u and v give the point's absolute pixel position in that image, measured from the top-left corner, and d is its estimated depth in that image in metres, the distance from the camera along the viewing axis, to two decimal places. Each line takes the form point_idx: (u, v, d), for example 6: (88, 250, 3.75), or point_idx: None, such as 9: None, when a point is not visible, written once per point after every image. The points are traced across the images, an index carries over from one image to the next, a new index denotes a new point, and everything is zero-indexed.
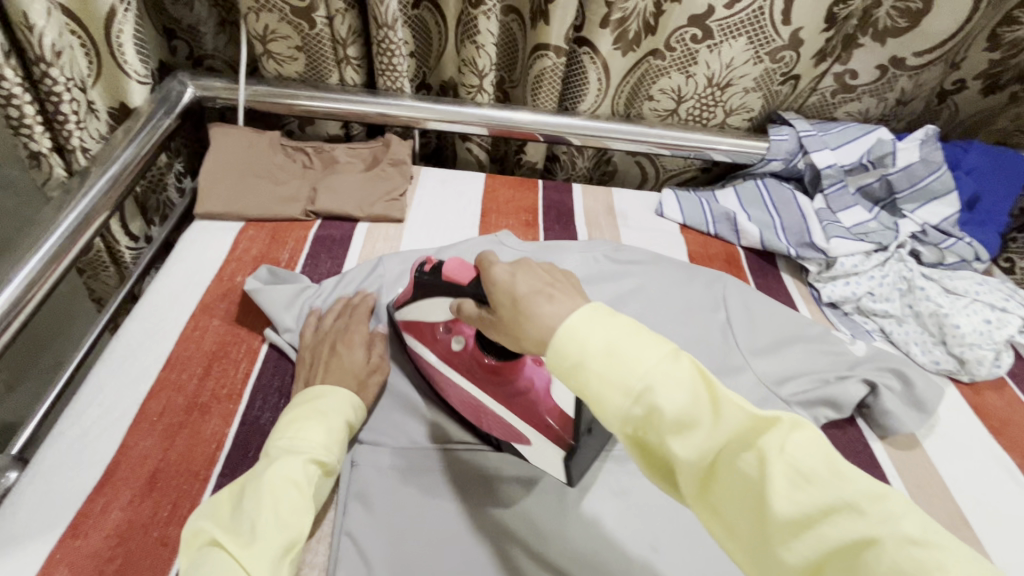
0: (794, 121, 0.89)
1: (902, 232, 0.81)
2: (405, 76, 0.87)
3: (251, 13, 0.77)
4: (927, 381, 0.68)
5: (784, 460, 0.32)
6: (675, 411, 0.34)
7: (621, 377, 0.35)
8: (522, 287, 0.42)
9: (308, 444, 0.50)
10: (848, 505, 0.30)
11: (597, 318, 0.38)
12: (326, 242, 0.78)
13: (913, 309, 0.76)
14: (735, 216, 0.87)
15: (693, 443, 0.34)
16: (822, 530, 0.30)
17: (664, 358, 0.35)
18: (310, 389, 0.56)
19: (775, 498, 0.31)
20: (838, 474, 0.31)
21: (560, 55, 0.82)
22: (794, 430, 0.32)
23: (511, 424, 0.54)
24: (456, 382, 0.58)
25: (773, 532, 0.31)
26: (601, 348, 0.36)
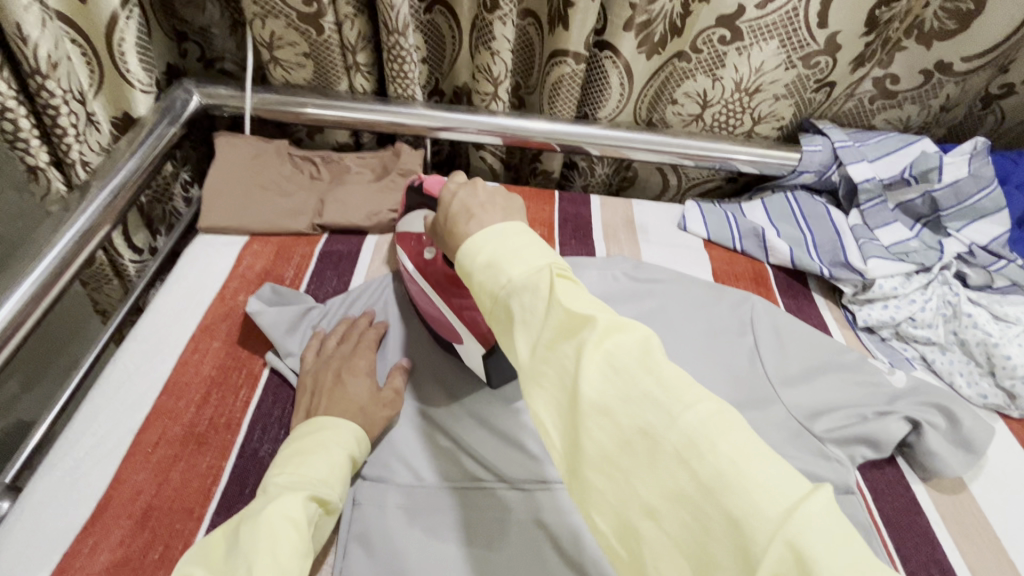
0: (829, 130, 0.84)
1: (946, 253, 0.75)
2: (417, 83, 0.83)
3: (257, 19, 0.74)
4: (976, 419, 0.62)
5: (600, 355, 0.34)
6: (521, 309, 0.37)
7: (490, 282, 0.39)
8: (458, 203, 0.47)
9: (307, 480, 0.47)
10: (649, 398, 0.33)
11: (491, 230, 0.41)
12: (334, 257, 0.74)
13: (958, 336, 0.71)
14: (763, 232, 0.82)
15: (530, 336, 0.37)
16: (620, 415, 0.33)
17: (528, 265, 0.38)
18: (312, 420, 0.53)
19: (583, 384, 0.33)
20: (647, 369, 0.33)
21: (580, 62, 0.78)
22: (617, 331, 0.35)
23: (452, 324, 0.59)
24: (420, 287, 0.63)
25: (582, 420, 0.33)
26: (481, 260, 0.40)
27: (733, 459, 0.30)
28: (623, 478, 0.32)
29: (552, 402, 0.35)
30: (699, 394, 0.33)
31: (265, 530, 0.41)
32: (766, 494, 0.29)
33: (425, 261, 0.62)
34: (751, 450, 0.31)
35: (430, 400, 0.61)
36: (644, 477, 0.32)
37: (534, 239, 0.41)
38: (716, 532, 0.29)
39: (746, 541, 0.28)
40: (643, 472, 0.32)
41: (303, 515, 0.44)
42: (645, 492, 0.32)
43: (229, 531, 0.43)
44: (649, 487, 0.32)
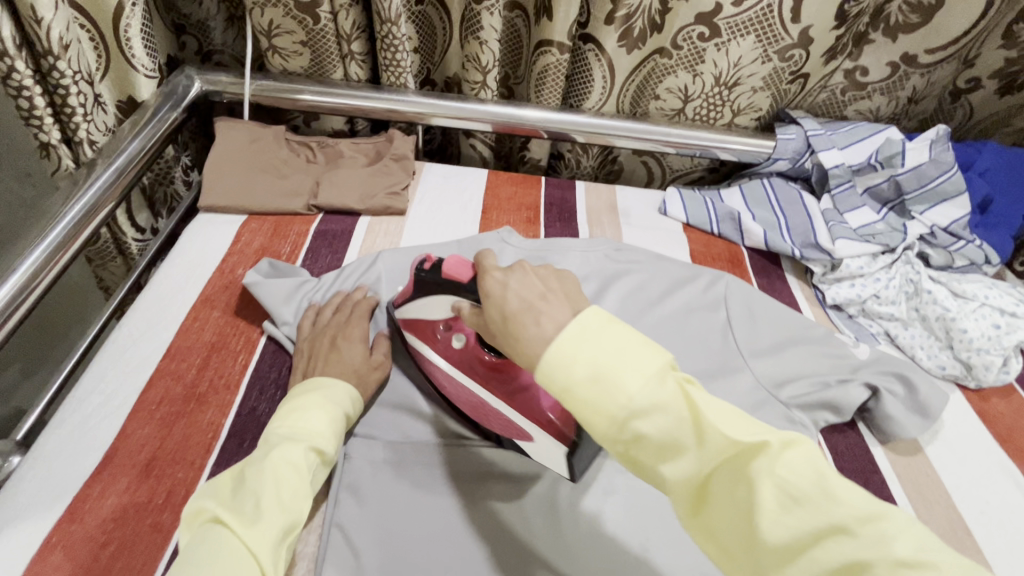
0: (802, 120, 0.88)
1: (909, 234, 0.79)
2: (409, 72, 0.87)
3: (256, 7, 0.78)
4: (933, 386, 0.66)
5: (771, 484, 0.34)
6: (668, 436, 0.37)
7: (611, 404, 0.37)
8: (513, 302, 0.43)
9: (308, 431, 0.51)
10: (839, 530, 0.32)
11: (585, 335, 0.39)
12: (328, 236, 0.78)
13: (919, 312, 0.75)
14: (739, 215, 0.86)
15: (687, 467, 0.37)
16: (813, 553, 0.32)
17: (659, 382, 0.37)
18: (308, 380, 0.57)
19: (764, 522, 0.34)
20: (828, 496, 0.33)
21: (564, 52, 0.82)
22: (784, 453, 0.35)
23: (511, 419, 0.54)
24: (457, 380, 0.57)
25: (767, 557, 0.34)
26: (586, 374, 0.38)
27: None
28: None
29: (732, 535, 0.35)
30: (896, 520, 0.33)
31: (270, 472, 0.46)
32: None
33: (454, 351, 0.58)
34: None
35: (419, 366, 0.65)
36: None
37: (647, 344, 0.39)
38: None
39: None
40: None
41: (304, 461, 0.48)
42: None
43: (234, 475, 0.47)
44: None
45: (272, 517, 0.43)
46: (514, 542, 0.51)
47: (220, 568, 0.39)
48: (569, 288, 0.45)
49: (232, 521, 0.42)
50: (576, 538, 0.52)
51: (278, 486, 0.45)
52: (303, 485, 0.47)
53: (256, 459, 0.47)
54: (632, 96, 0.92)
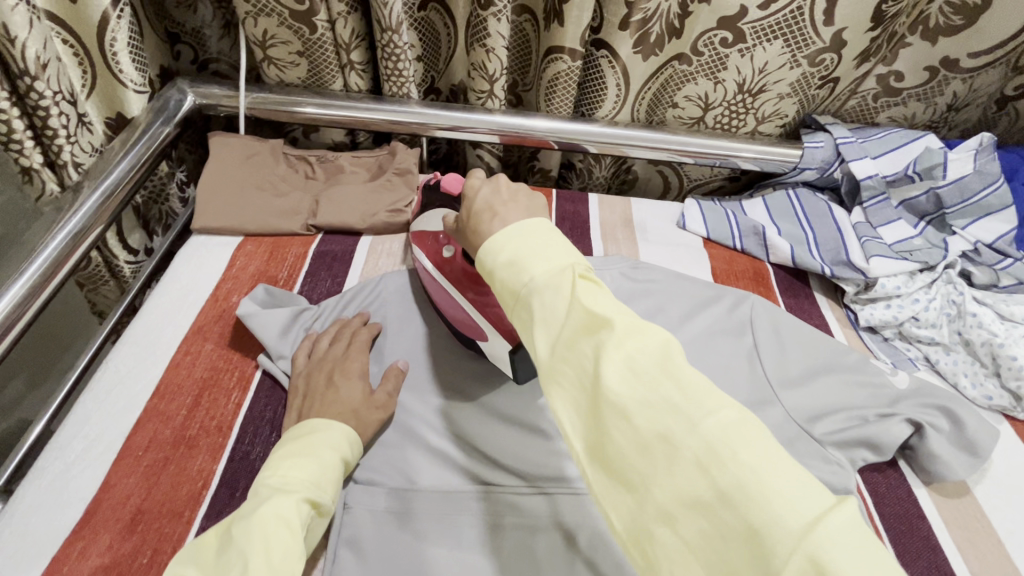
0: (831, 127, 0.82)
1: (951, 251, 0.74)
2: (412, 82, 0.83)
3: (250, 17, 0.74)
4: (981, 420, 0.61)
5: (619, 358, 0.35)
6: (544, 308, 0.38)
7: (513, 280, 0.40)
8: (481, 199, 0.48)
9: (305, 481, 0.46)
10: (670, 404, 0.33)
11: (513, 231, 0.42)
12: (327, 258, 0.74)
13: (962, 336, 0.69)
14: (764, 230, 0.81)
15: (551, 337, 0.38)
16: (640, 418, 0.33)
17: (554, 266, 0.40)
18: (304, 422, 0.52)
19: (602, 387, 0.34)
20: (668, 374, 0.34)
21: (575, 58, 0.77)
22: (640, 333, 0.36)
23: (473, 320, 0.59)
24: (439, 285, 0.63)
25: (602, 421, 0.35)
26: (506, 259, 0.41)
27: (757, 472, 0.30)
28: (640, 479, 0.33)
29: (573, 401, 0.36)
30: (728, 405, 0.33)
31: (258, 527, 0.41)
32: (786, 505, 0.29)
33: (444, 259, 0.63)
34: (777, 465, 0.31)
35: (424, 402, 0.60)
36: (660, 481, 0.32)
37: (560, 242, 0.42)
38: (738, 543, 0.29)
39: (762, 547, 0.29)
40: (661, 476, 0.32)
41: (297, 518, 0.43)
42: (660, 493, 0.32)
43: (222, 531, 0.42)
44: (666, 492, 0.32)
45: None
46: None
47: None
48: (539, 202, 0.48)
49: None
50: None
51: (267, 545, 0.40)
52: (296, 544, 0.41)
53: (245, 515, 0.43)
54: (647, 104, 0.87)
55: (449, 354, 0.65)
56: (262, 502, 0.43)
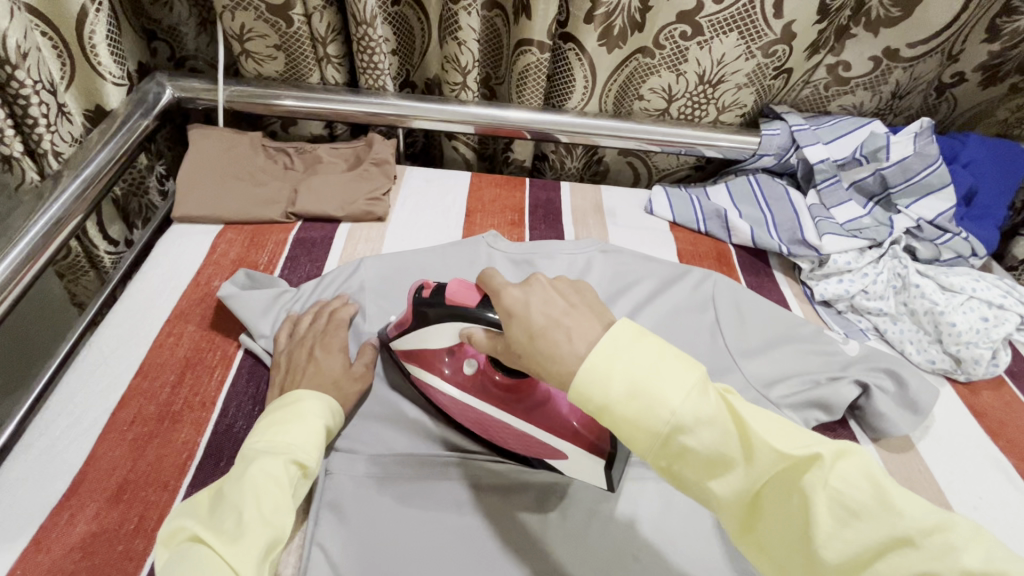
0: (787, 115, 0.87)
1: (896, 229, 0.79)
2: (387, 75, 0.85)
3: (227, 11, 0.76)
4: (923, 381, 0.66)
5: (826, 500, 0.34)
6: (716, 455, 0.37)
7: (654, 421, 0.37)
8: (537, 319, 0.42)
9: (290, 443, 0.49)
10: (898, 540, 0.33)
11: (620, 351, 0.38)
12: (306, 244, 0.76)
13: (908, 307, 0.74)
14: (726, 213, 0.85)
15: (734, 484, 0.37)
16: (878, 565, 0.33)
17: (699, 396, 0.37)
18: (292, 391, 0.54)
19: (821, 535, 0.34)
20: (888, 509, 0.33)
21: (544, 51, 0.81)
22: (836, 467, 0.35)
23: (540, 441, 0.52)
24: (474, 406, 0.55)
25: (830, 570, 0.34)
26: (623, 392, 0.38)
27: None
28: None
29: (783, 545, 0.36)
30: (959, 528, 0.33)
31: (249, 483, 0.44)
32: None
33: (466, 377, 0.56)
34: None
35: (403, 376, 0.63)
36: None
37: (684, 359, 0.39)
38: None
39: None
40: None
41: (284, 475, 0.46)
42: None
43: (214, 492, 0.45)
44: None
45: (253, 534, 0.41)
46: (502, 556, 0.50)
47: None
48: (590, 299, 0.44)
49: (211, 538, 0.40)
50: (565, 552, 0.50)
51: (259, 499, 0.43)
52: (285, 499, 0.45)
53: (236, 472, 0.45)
54: (615, 96, 0.91)
55: None
56: (251, 460, 0.46)
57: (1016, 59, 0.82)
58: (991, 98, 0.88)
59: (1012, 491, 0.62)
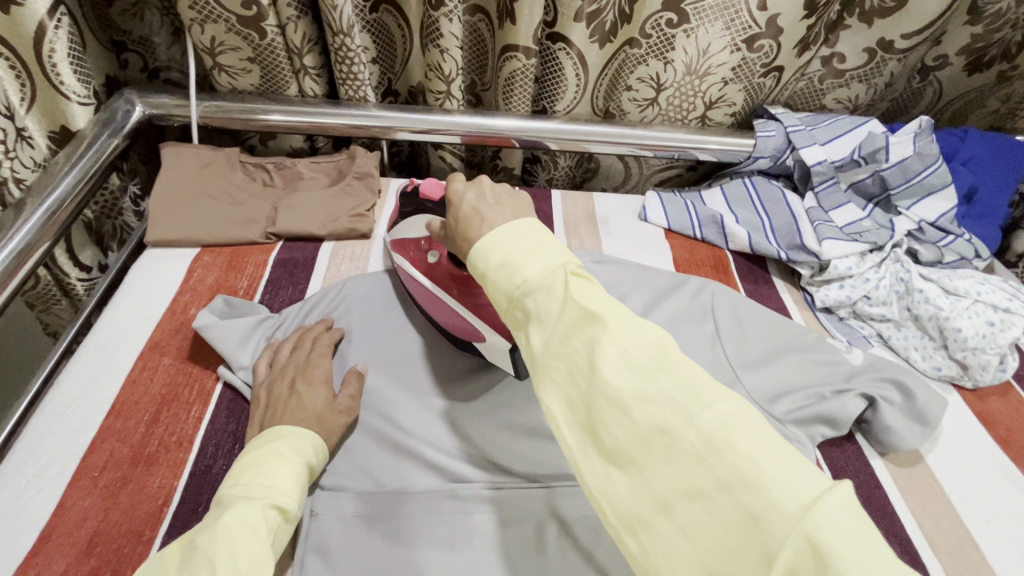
0: (782, 116, 0.84)
1: (897, 232, 0.76)
2: (368, 85, 0.83)
3: (196, 24, 0.73)
4: (931, 393, 0.64)
5: (613, 354, 0.35)
6: (540, 309, 0.39)
7: (506, 281, 0.41)
8: (466, 207, 0.49)
9: (271, 488, 0.46)
10: (666, 395, 0.34)
11: (508, 233, 0.43)
12: (288, 266, 0.72)
13: (911, 312, 0.72)
14: (722, 219, 0.83)
15: (545, 336, 0.39)
16: (639, 412, 0.34)
17: (546, 265, 0.40)
18: (266, 431, 0.52)
19: (601, 382, 0.35)
20: (664, 368, 0.34)
21: (530, 56, 0.78)
22: (634, 329, 0.36)
23: (470, 322, 0.59)
24: (431, 293, 0.64)
25: (600, 414, 0.35)
26: (498, 261, 0.42)
27: (756, 461, 0.30)
28: (643, 473, 0.34)
29: (568, 397, 0.37)
30: (723, 395, 0.34)
31: (223, 535, 0.40)
32: (782, 485, 0.29)
33: (431, 266, 0.65)
34: (773, 453, 0.31)
35: (391, 403, 0.60)
36: (659, 472, 0.33)
37: (546, 240, 0.43)
38: (739, 533, 0.30)
39: (763, 536, 0.29)
40: (659, 466, 0.33)
41: (262, 522, 0.43)
42: (662, 487, 0.33)
43: (183, 545, 0.41)
44: (666, 482, 0.33)
45: None
46: None
47: None
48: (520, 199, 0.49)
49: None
50: None
51: (233, 553, 0.39)
52: (263, 548, 0.41)
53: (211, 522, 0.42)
54: (604, 93, 0.89)
55: (416, 357, 0.64)
56: (227, 511, 0.42)
57: (999, 42, 0.82)
58: (979, 86, 0.90)
59: None
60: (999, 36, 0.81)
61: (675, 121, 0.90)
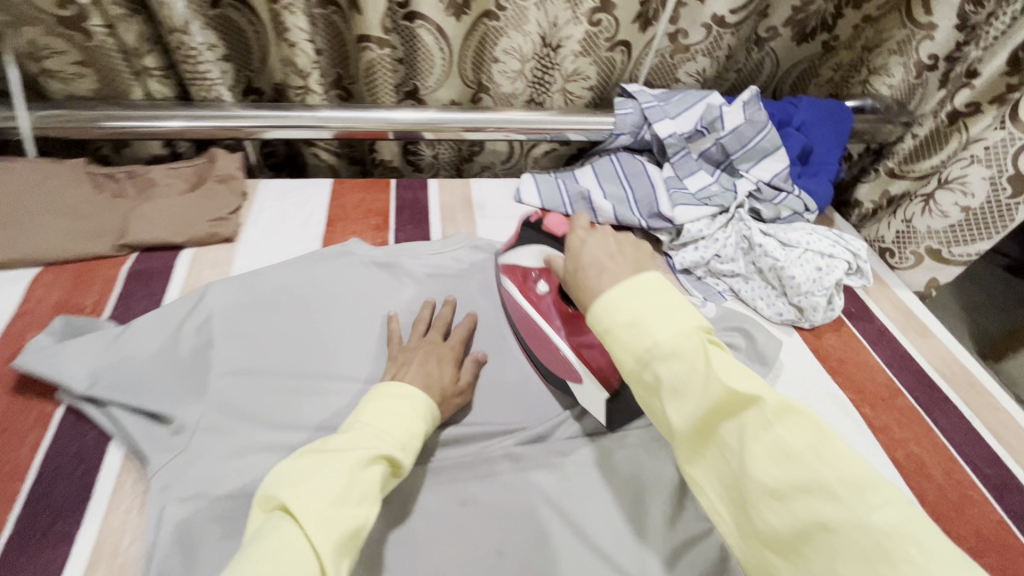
0: (637, 93, 0.89)
1: (739, 193, 0.84)
2: (222, 84, 0.80)
3: (9, 28, 0.68)
4: (768, 337, 0.71)
5: (765, 440, 0.39)
6: (677, 381, 0.42)
7: (638, 343, 0.44)
8: (586, 259, 0.53)
9: (388, 438, 0.51)
10: (824, 489, 0.36)
11: (635, 292, 0.46)
12: (142, 277, 0.69)
13: (756, 266, 0.79)
14: (590, 195, 0.86)
15: (686, 412, 0.42)
16: (794, 499, 0.37)
17: (681, 332, 0.44)
18: (398, 386, 0.57)
19: (755, 467, 0.39)
20: (820, 460, 0.37)
21: (383, 47, 0.81)
22: (783, 417, 0.39)
23: (571, 365, 0.63)
24: (535, 322, 0.66)
25: (755, 497, 0.39)
26: (627, 321, 0.45)
27: (928, 567, 0.32)
28: (804, 562, 0.37)
29: (720, 473, 0.42)
30: (889, 495, 0.36)
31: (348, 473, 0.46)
32: None
33: (540, 295, 0.66)
34: (947, 563, 0.32)
35: (252, 404, 0.59)
36: (820, 565, 0.35)
37: (682, 306, 0.46)
38: None
39: None
40: (820, 561, 0.35)
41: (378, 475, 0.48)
42: None
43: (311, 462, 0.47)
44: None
45: (338, 521, 0.43)
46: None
47: (278, 563, 0.40)
48: (639, 256, 0.54)
49: (296, 516, 0.42)
50: (428, 561, 0.51)
51: (348, 488, 0.45)
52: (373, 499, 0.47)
53: (334, 451, 0.48)
54: (472, 66, 0.89)
55: (281, 355, 0.64)
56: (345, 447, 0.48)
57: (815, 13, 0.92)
58: (810, 55, 1.03)
59: (849, 422, 0.67)
60: (814, 9, 0.90)
61: (541, 92, 0.93)
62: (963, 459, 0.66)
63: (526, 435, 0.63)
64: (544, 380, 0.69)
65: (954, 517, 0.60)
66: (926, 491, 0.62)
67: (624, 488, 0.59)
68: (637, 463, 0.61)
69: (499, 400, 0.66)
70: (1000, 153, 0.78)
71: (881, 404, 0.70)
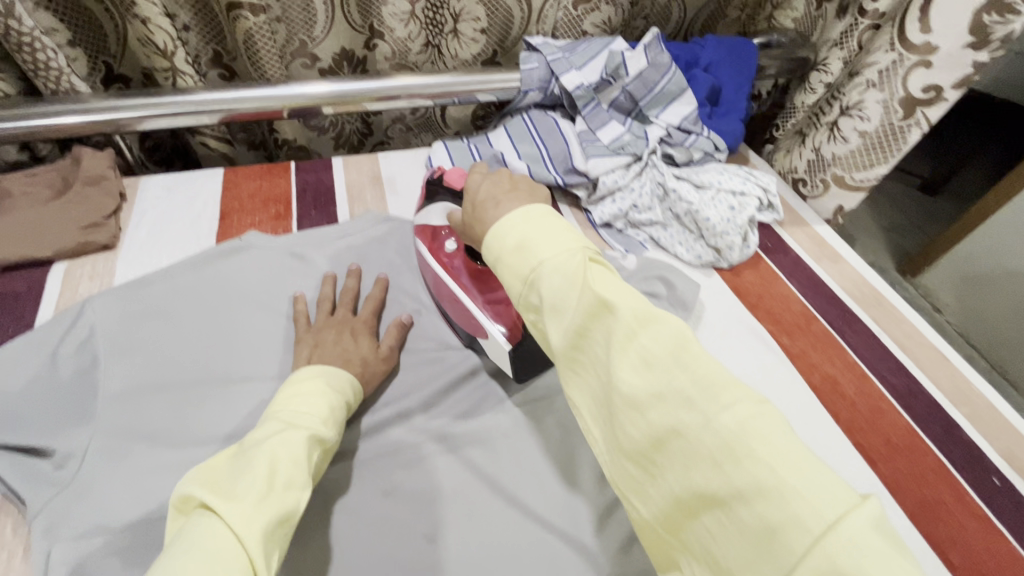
0: (541, 46, 0.84)
1: (651, 139, 0.83)
2: (74, 74, 0.71)
3: None
4: (687, 282, 0.72)
5: (629, 348, 0.36)
6: (552, 297, 0.40)
7: (520, 263, 0.42)
8: (482, 194, 0.51)
9: (308, 418, 0.49)
10: (684, 398, 0.34)
11: (527, 218, 0.43)
12: (7, 298, 0.63)
13: (673, 212, 0.79)
14: (503, 156, 0.82)
15: (561, 328, 0.40)
16: (654, 410, 0.35)
17: (561, 248, 0.41)
18: (308, 366, 0.55)
19: (619, 379, 0.36)
20: (679, 366, 0.35)
21: (258, 13, 0.73)
22: (652, 324, 0.37)
23: (475, 318, 0.63)
24: (443, 280, 0.67)
25: (620, 413, 0.37)
26: (513, 243, 0.43)
27: (773, 468, 0.30)
28: (662, 472, 0.35)
29: (593, 389, 0.40)
30: (745, 400, 0.33)
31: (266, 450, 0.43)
32: (807, 504, 0.29)
33: (448, 252, 0.67)
34: (791, 463, 0.31)
35: (146, 425, 0.54)
36: (677, 473, 0.34)
37: (560, 224, 0.43)
38: (753, 543, 0.30)
39: (778, 549, 0.29)
40: (676, 467, 0.34)
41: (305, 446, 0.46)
42: (678, 489, 0.34)
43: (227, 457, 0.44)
44: (682, 484, 0.34)
45: (258, 498, 0.40)
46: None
47: (194, 552, 0.35)
48: (532, 191, 0.50)
49: (219, 506, 0.38)
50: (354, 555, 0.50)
51: (273, 472, 0.42)
52: (301, 473, 0.44)
53: (252, 445, 0.45)
54: (358, 9, 0.84)
55: (175, 366, 0.59)
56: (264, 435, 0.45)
57: None
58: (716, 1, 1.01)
59: (768, 355, 0.70)
60: None
61: (436, 33, 0.87)
62: (873, 374, 0.69)
63: (451, 415, 0.61)
64: (465, 352, 0.67)
65: (865, 427, 0.64)
66: (840, 410, 0.65)
67: (552, 455, 0.58)
68: (564, 428, 0.61)
69: (419, 384, 0.64)
70: (890, 74, 0.78)
71: (799, 332, 0.72)
